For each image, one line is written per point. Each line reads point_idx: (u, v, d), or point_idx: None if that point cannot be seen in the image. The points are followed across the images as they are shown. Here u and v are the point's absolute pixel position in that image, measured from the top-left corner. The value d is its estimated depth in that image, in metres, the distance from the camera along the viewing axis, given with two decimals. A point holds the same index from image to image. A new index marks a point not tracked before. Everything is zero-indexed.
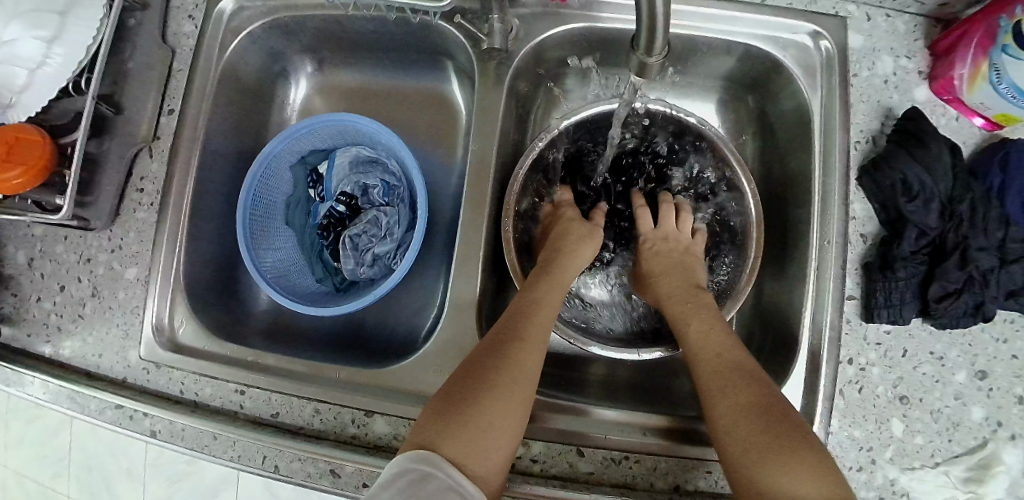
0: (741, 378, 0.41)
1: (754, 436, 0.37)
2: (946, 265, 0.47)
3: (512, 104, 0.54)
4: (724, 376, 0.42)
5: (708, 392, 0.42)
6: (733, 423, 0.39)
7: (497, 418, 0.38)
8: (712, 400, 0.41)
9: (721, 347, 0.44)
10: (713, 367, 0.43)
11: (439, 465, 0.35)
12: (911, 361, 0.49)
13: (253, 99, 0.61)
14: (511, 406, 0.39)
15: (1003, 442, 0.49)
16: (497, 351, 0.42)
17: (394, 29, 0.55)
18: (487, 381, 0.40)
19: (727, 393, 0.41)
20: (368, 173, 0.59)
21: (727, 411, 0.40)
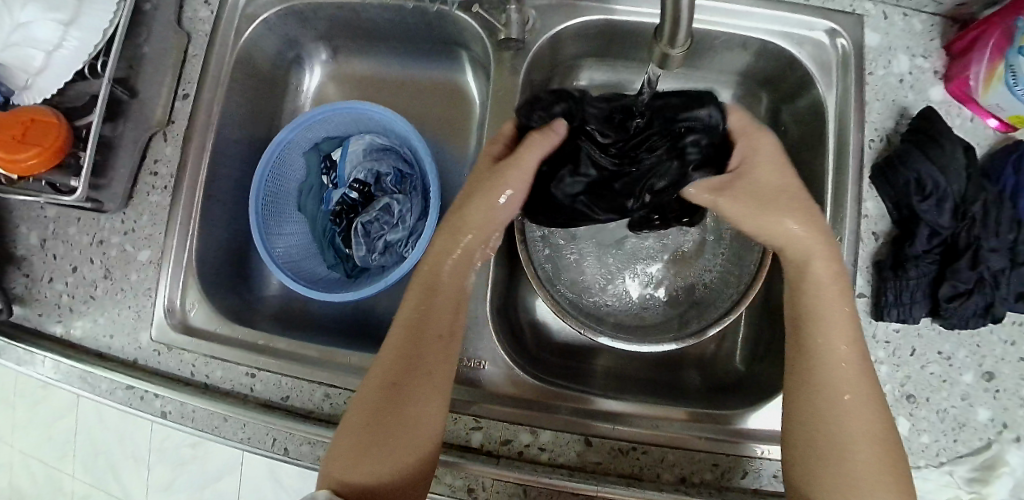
0: (868, 394, 0.39)
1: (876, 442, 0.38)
2: (957, 265, 0.47)
3: (526, 95, 0.54)
4: (851, 382, 0.39)
5: (841, 392, 0.39)
6: (864, 423, 0.38)
7: (391, 452, 0.39)
8: (843, 411, 0.38)
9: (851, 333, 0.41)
10: (838, 354, 0.40)
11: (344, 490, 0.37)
12: (919, 360, 0.49)
13: (268, 85, 0.62)
14: (408, 432, 0.39)
15: (1008, 443, 0.49)
16: (390, 378, 0.41)
17: (410, 18, 0.55)
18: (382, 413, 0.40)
19: (859, 407, 0.38)
20: (381, 160, 0.60)
21: (854, 407, 0.38)
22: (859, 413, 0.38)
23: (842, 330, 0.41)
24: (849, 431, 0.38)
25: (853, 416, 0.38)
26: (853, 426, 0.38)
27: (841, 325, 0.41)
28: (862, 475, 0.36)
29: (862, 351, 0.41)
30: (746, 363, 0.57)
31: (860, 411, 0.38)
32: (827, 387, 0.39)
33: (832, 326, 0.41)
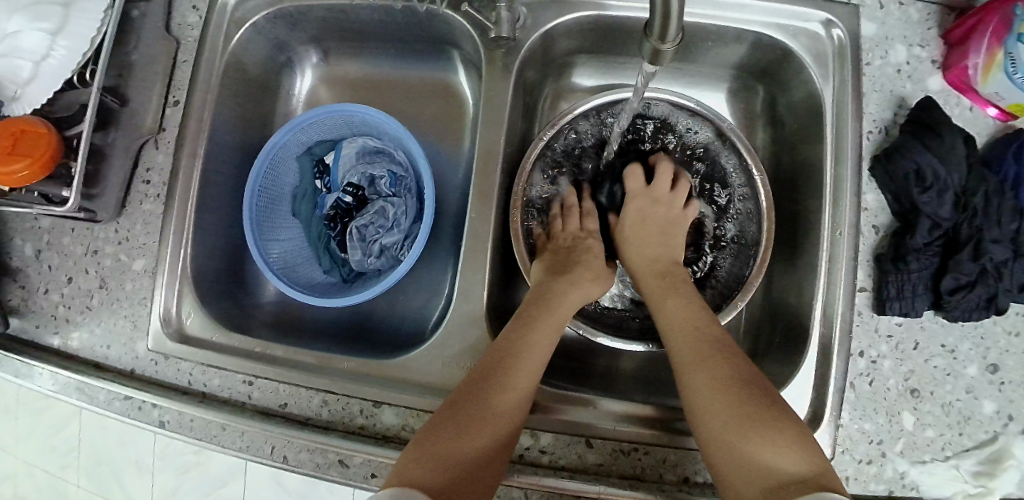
0: (717, 354, 0.42)
1: (738, 410, 0.38)
2: (959, 258, 0.46)
3: (518, 94, 0.53)
4: (692, 350, 0.43)
5: (685, 364, 0.43)
6: (717, 397, 0.39)
7: (473, 461, 0.37)
8: (688, 375, 0.42)
9: (696, 322, 0.45)
10: (687, 340, 0.44)
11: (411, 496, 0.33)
12: (923, 355, 0.49)
13: (260, 89, 0.61)
14: (487, 446, 0.39)
15: (1014, 435, 0.50)
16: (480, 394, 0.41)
17: (400, 19, 0.55)
18: (468, 420, 0.39)
19: (698, 371, 0.41)
20: (375, 163, 0.59)
21: (709, 389, 0.40)
22: (717, 391, 0.40)
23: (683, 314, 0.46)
24: (708, 405, 0.39)
25: (712, 374, 0.41)
26: (708, 399, 0.40)
27: (680, 312, 0.46)
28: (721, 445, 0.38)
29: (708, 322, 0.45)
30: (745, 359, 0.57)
31: (715, 388, 0.40)
32: (688, 358, 0.43)
33: (667, 319, 0.47)
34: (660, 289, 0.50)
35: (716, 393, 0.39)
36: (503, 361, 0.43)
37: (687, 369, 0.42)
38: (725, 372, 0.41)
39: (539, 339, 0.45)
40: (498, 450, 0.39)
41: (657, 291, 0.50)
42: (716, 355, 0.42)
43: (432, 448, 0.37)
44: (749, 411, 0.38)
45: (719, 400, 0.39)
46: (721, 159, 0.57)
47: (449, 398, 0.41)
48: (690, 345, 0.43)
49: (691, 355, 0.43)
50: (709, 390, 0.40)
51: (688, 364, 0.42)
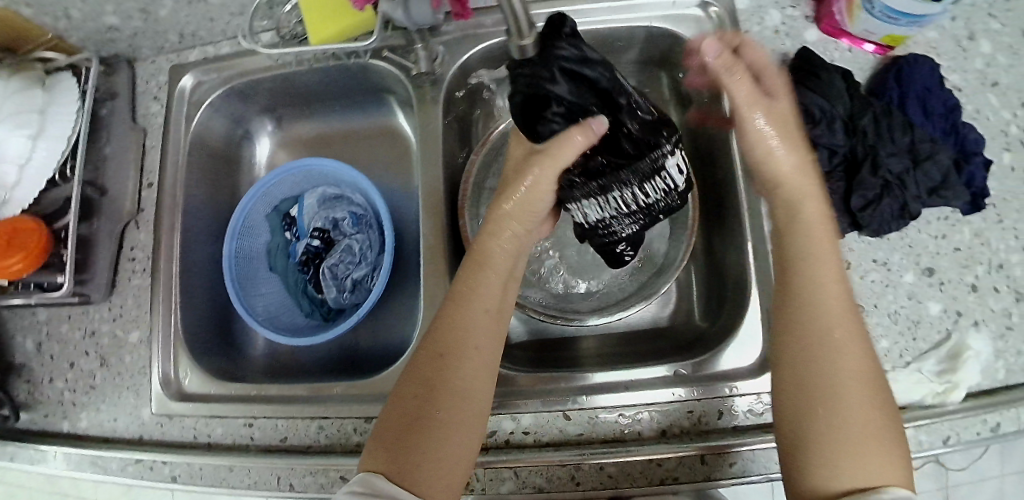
0: (859, 338, 0.38)
1: (869, 416, 0.35)
2: (861, 176, 0.51)
3: (451, 117, 0.59)
4: (832, 318, 0.38)
5: (827, 333, 0.38)
6: (861, 396, 0.35)
7: (446, 447, 0.40)
8: (829, 349, 0.37)
9: (844, 292, 0.39)
10: (830, 305, 0.39)
11: (375, 484, 0.36)
12: (856, 273, 0.53)
13: (224, 161, 0.67)
14: (460, 428, 0.40)
15: (965, 329, 0.54)
16: (439, 379, 0.42)
17: (337, 76, 0.61)
18: (431, 405, 0.41)
19: (843, 349, 0.37)
20: (335, 208, 0.64)
21: (852, 377, 0.36)
22: (856, 383, 0.36)
23: (824, 268, 0.40)
24: (843, 393, 0.35)
25: (848, 354, 0.37)
26: (843, 392, 0.36)
27: (824, 266, 0.40)
28: (842, 446, 0.34)
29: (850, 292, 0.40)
30: (704, 316, 0.61)
31: (859, 379, 0.36)
32: (832, 328, 0.38)
33: (809, 267, 0.40)
34: (807, 222, 0.42)
35: (852, 383, 0.36)
36: (445, 340, 0.43)
37: (841, 357, 0.37)
38: (862, 361, 0.37)
39: (481, 305, 0.45)
40: (468, 429, 0.41)
41: (803, 234, 0.42)
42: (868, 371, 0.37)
43: (400, 440, 0.39)
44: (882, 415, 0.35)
45: (863, 394, 0.35)
46: None
47: (406, 378, 0.43)
48: (858, 342, 0.37)
49: (853, 358, 0.37)
50: (848, 383, 0.36)
51: (833, 333, 0.38)
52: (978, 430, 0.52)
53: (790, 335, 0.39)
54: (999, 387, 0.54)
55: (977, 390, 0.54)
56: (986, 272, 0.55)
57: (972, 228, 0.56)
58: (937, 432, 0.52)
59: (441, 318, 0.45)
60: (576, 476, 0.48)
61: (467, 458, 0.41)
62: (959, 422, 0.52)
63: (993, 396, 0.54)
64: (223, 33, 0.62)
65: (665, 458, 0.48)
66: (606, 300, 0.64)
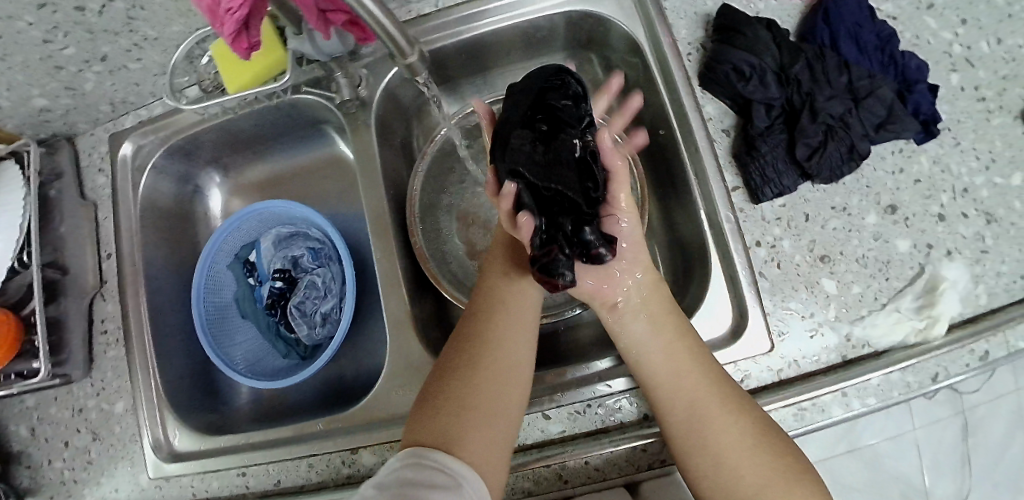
0: (737, 412, 0.42)
1: (773, 474, 0.40)
2: (801, 124, 0.50)
3: (387, 138, 0.59)
4: (712, 407, 0.43)
5: (711, 419, 0.42)
6: (760, 462, 0.40)
7: (490, 401, 0.42)
8: (717, 431, 0.42)
9: (712, 375, 0.44)
10: (700, 399, 0.43)
11: (422, 454, 0.38)
12: (818, 222, 0.52)
13: (178, 219, 0.67)
14: (504, 383, 0.43)
15: (938, 261, 0.52)
16: (478, 339, 0.45)
17: (270, 117, 0.61)
18: (476, 362, 0.44)
19: (725, 430, 0.42)
20: (292, 246, 0.64)
21: (746, 450, 0.41)
22: (749, 455, 0.41)
23: (687, 363, 0.45)
24: (746, 470, 0.41)
25: (732, 435, 0.41)
26: (740, 469, 0.41)
27: (682, 362, 0.45)
28: None
29: (712, 370, 0.44)
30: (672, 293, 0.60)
31: (750, 446, 0.41)
32: (714, 417, 0.42)
33: (675, 370, 0.45)
34: (667, 328, 0.46)
35: (744, 459, 0.41)
36: (486, 305, 0.48)
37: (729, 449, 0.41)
38: (749, 430, 0.41)
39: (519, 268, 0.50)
40: (512, 384, 0.44)
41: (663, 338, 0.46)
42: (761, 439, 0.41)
43: (441, 399, 0.42)
44: (780, 467, 0.40)
45: (759, 463, 0.40)
46: None
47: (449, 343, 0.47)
48: (737, 423, 0.42)
49: (731, 440, 0.41)
50: (745, 458, 0.41)
51: (715, 419, 0.42)
52: (967, 361, 0.51)
53: (676, 432, 0.44)
54: (981, 313, 0.53)
55: (960, 319, 0.53)
56: (952, 199, 0.54)
57: (929, 155, 0.55)
58: (925, 370, 0.50)
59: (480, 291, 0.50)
60: (564, 474, 0.47)
61: (511, 412, 0.43)
62: (946, 357, 0.51)
63: (975, 323, 0.53)
64: (153, 94, 0.63)
65: (648, 442, 0.47)
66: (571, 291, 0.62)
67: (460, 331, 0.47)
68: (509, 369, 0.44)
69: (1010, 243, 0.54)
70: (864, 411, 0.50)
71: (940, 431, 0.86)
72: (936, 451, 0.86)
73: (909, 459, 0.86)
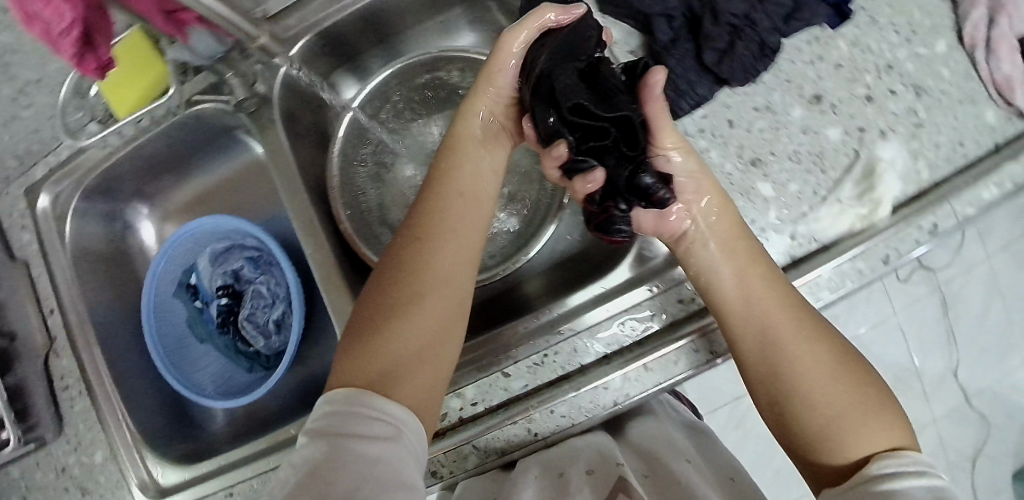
0: (814, 338, 0.41)
1: (854, 397, 0.39)
2: (705, 30, 0.48)
3: (302, 136, 0.59)
4: (790, 330, 0.41)
5: (789, 344, 0.41)
6: (840, 385, 0.40)
7: (426, 331, 0.43)
8: (796, 354, 0.41)
9: (789, 301, 0.42)
10: (777, 323, 0.42)
11: (349, 389, 0.39)
12: (743, 127, 0.50)
13: (116, 259, 0.67)
14: (438, 314, 0.44)
15: (869, 143, 0.52)
16: (413, 269, 0.45)
17: (177, 136, 0.59)
18: (410, 294, 0.44)
19: (804, 352, 0.41)
20: (228, 260, 0.63)
21: (825, 374, 0.40)
22: (829, 380, 0.40)
23: (763, 288, 0.42)
24: (827, 393, 0.39)
25: (812, 359, 0.40)
26: (823, 392, 0.39)
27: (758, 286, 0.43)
28: (855, 441, 0.37)
29: (789, 295, 0.43)
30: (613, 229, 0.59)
31: (828, 370, 0.40)
32: (792, 340, 0.41)
33: (748, 296, 0.43)
34: (733, 256, 0.44)
35: (827, 384, 0.40)
36: (419, 233, 0.47)
37: (809, 370, 0.40)
38: (825, 355, 0.41)
39: (454, 193, 0.50)
40: (447, 315, 0.44)
41: (734, 264, 0.44)
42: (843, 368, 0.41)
43: (376, 331, 0.42)
44: (859, 392, 0.40)
45: (839, 386, 0.39)
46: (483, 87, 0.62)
47: (382, 271, 0.46)
48: (816, 349, 0.41)
49: (810, 363, 0.40)
50: (825, 380, 0.40)
51: (793, 342, 0.41)
52: (916, 237, 0.51)
53: (753, 358, 0.42)
54: (925, 187, 0.53)
55: (905, 197, 0.52)
56: (877, 78, 0.53)
57: (848, 38, 0.53)
58: (876, 254, 0.50)
59: (413, 218, 0.49)
60: (532, 427, 0.47)
61: (446, 340, 0.44)
62: (895, 238, 0.50)
63: (920, 198, 0.52)
64: None
65: (610, 378, 0.47)
66: (506, 245, 0.65)
67: (393, 260, 0.46)
68: (445, 298, 0.45)
69: (941, 111, 0.54)
70: (821, 305, 0.50)
71: (919, 309, 0.95)
72: (918, 330, 0.96)
73: (894, 340, 0.96)
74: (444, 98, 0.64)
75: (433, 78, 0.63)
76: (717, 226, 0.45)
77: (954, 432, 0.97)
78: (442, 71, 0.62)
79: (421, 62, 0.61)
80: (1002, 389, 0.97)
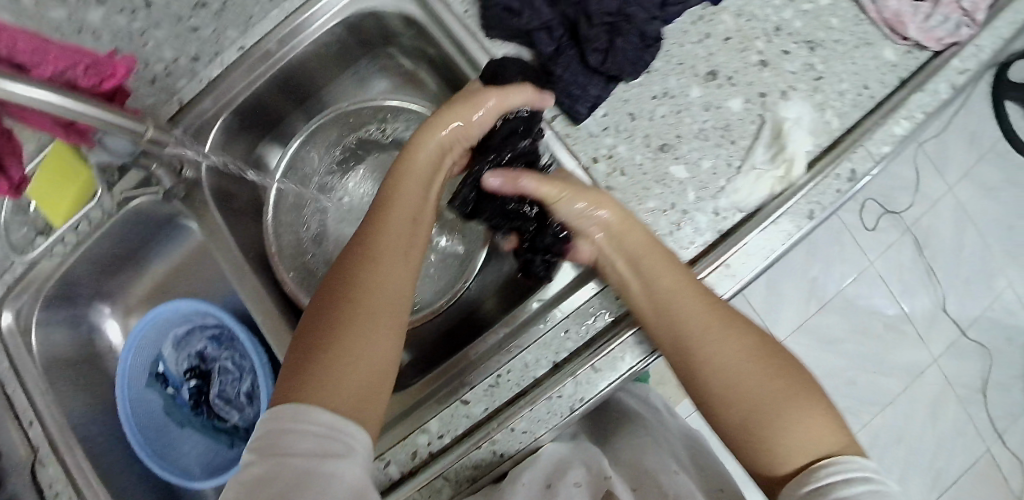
0: (729, 332, 0.42)
1: (773, 388, 0.39)
2: (583, 34, 0.50)
3: (233, 207, 0.63)
4: (706, 328, 0.42)
5: (705, 341, 0.42)
6: (759, 377, 0.40)
7: (367, 352, 0.41)
8: (713, 351, 0.41)
9: (703, 299, 0.43)
10: (691, 322, 0.42)
11: (284, 413, 0.37)
12: (645, 117, 0.52)
13: (86, 361, 0.68)
14: (380, 332, 0.42)
15: (770, 106, 0.53)
16: (357, 285, 0.44)
17: (119, 233, 0.61)
18: (353, 312, 0.42)
19: (722, 348, 0.41)
20: (191, 344, 0.66)
21: (744, 368, 0.40)
22: (748, 373, 0.40)
23: (676, 290, 0.43)
24: (746, 387, 0.40)
25: (730, 354, 0.41)
26: (743, 386, 0.40)
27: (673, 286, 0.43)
28: (777, 433, 0.38)
29: (704, 294, 0.43)
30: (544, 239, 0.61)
31: (746, 362, 0.41)
32: (708, 337, 0.42)
33: (662, 299, 0.43)
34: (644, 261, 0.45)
35: (746, 378, 0.40)
36: (364, 249, 0.46)
37: (736, 375, 0.40)
38: (742, 348, 0.41)
39: (400, 210, 0.49)
40: (388, 334, 0.43)
41: (645, 269, 0.44)
42: (774, 371, 0.40)
43: (316, 351, 0.40)
44: (780, 381, 0.40)
45: (758, 378, 0.40)
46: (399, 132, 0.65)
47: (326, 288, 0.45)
48: (733, 343, 0.41)
49: (727, 358, 0.41)
50: (744, 373, 0.40)
51: (710, 339, 0.42)
52: (836, 187, 0.51)
53: (676, 358, 0.43)
54: (838, 136, 0.53)
55: (819, 150, 0.53)
56: (768, 42, 0.54)
57: (731, 11, 0.55)
58: (800, 211, 0.51)
59: (360, 236, 0.47)
60: (497, 448, 0.48)
61: (386, 360, 0.42)
62: (815, 192, 0.51)
63: (835, 148, 0.53)
64: None
65: (562, 387, 0.48)
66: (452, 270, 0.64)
67: (338, 276, 0.45)
68: (389, 315, 0.43)
69: (839, 60, 0.55)
70: (758, 272, 0.50)
71: (896, 252, 1.18)
72: (897, 276, 1.18)
73: (876, 289, 1.17)
74: (363, 150, 0.66)
75: (348, 132, 0.65)
76: (625, 235, 0.46)
77: (958, 367, 1.19)
78: (356, 124, 0.65)
79: (335, 120, 0.63)
80: (993, 312, 1.21)
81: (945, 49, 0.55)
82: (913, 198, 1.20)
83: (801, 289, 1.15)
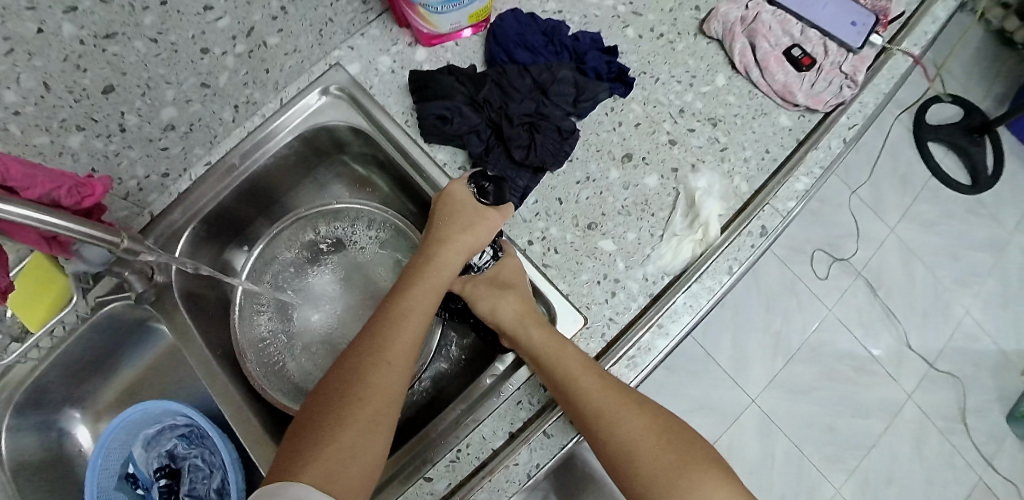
0: (627, 408, 0.47)
1: (665, 456, 0.45)
2: (506, 133, 0.58)
3: (201, 310, 0.67)
4: (605, 406, 0.46)
5: (608, 418, 0.46)
6: (652, 447, 0.45)
7: (365, 444, 0.42)
8: (615, 428, 0.46)
9: (601, 378, 0.48)
10: (593, 401, 0.47)
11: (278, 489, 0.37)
12: (572, 199, 0.58)
13: (55, 472, 0.68)
14: (376, 425, 0.44)
15: (683, 178, 0.60)
16: (365, 373, 0.46)
17: (91, 340, 0.63)
18: (355, 401, 0.44)
19: (621, 424, 0.46)
20: (161, 442, 0.68)
21: (641, 440, 0.46)
22: (645, 444, 0.45)
23: (577, 372, 0.48)
24: (642, 459, 0.45)
25: (628, 428, 0.46)
26: (640, 457, 0.45)
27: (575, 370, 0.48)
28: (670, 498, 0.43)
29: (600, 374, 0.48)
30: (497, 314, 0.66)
31: (643, 435, 0.46)
32: (608, 415, 0.46)
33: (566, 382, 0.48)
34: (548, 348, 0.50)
35: (643, 449, 0.45)
36: (376, 340, 0.48)
37: (635, 449, 0.45)
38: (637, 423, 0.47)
39: (411, 305, 0.51)
40: (385, 424, 0.44)
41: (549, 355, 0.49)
42: (664, 442, 0.46)
43: (319, 434, 0.42)
44: (670, 451, 0.45)
45: (654, 449, 0.45)
46: (354, 230, 0.71)
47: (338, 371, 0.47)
48: (630, 418, 0.47)
49: (626, 432, 0.46)
50: (641, 445, 0.46)
51: (609, 416, 0.46)
52: (750, 243, 0.57)
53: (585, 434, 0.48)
54: (747, 198, 0.60)
55: (732, 212, 0.59)
56: (674, 123, 0.62)
57: (639, 100, 0.63)
58: (720, 268, 0.56)
59: (373, 327, 0.50)
60: None
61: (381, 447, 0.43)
62: (731, 250, 0.57)
63: (745, 209, 0.59)
64: None
65: (518, 454, 0.51)
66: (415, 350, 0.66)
67: (350, 364, 0.47)
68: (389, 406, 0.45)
69: (739, 132, 0.63)
70: (689, 329, 0.54)
71: (851, 296, 1.26)
72: (854, 319, 1.25)
73: (838, 332, 1.24)
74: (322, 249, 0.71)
75: (307, 235, 0.70)
76: (527, 325, 0.51)
77: (927, 399, 1.24)
78: (314, 226, 0.70)
79: (295, 225, 0.69)
80: (956, 342, 1.29)
81: (834, 109, 0.63)
82: (857, 244, 1.29)
83: (767, 342, 1.21)
